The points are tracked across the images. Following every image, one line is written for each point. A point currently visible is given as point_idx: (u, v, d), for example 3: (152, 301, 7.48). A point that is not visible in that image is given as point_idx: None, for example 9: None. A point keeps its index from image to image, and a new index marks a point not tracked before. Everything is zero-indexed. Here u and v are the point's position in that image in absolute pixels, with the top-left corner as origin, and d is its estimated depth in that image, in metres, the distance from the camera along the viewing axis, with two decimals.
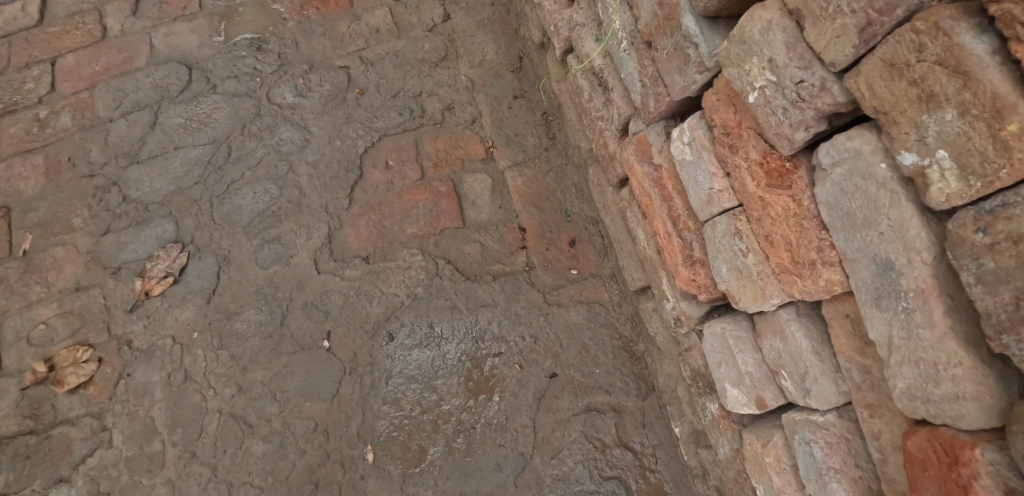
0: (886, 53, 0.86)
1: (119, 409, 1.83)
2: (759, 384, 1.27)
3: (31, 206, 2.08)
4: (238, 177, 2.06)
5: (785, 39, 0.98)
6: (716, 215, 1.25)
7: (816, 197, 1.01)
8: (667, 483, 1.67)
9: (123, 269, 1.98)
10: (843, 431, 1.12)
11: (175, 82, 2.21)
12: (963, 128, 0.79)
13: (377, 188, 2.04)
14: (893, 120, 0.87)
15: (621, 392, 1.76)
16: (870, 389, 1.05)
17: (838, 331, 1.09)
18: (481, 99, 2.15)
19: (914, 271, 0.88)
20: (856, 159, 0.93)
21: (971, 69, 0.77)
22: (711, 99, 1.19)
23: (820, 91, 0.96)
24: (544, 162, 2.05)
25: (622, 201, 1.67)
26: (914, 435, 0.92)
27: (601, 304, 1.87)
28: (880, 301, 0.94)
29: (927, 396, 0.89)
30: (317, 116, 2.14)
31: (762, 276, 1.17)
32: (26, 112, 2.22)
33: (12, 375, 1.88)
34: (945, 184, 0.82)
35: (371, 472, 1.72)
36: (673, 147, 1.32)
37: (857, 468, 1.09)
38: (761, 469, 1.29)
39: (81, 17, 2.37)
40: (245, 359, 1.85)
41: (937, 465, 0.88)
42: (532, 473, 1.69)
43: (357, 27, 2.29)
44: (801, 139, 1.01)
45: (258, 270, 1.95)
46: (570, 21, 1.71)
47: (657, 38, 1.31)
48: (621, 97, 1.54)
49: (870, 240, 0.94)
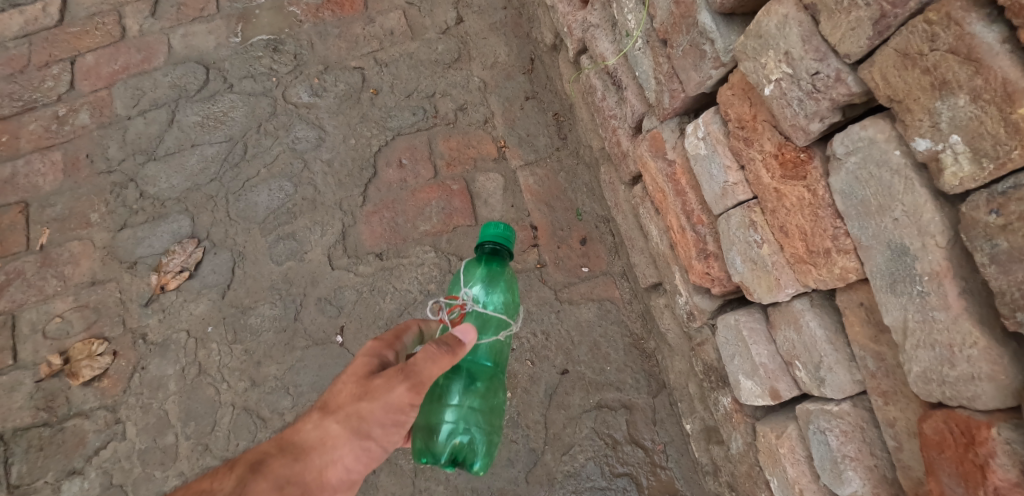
0: (900, 44, 0.88)
1: (133, 402, 1.84)
2: (773, 375, 1.28)
3: (48, 201, 2.11)
4: (253, 174, 2.09)
5: (800, 33, 1.01)
6: (731, 208, 1.28)
7: (831, 186, 1.03)
8: (678, 480, 1.68)
9: (139, 263, 2.00)
10: (858, 419, 1.13)
11: (192, 81, 2.25)
12: (975, 113, 0.82)
13: (390, 187, 2.07)
14: (907, 108, 0.89)
15: (632, 389, 1.78)
16: (885, 376, 1.07)
17: (852, 319, 1.11)
18: (494, 100, 2.18)
19: (929, 255, 0.90)
20: (870, 147, 0.96)
21: (981, 56, 0.80)
22: (726, 94, 1.22)
23: (835, 82, 0.99)
24: (555, 162, 2.08)
25: (635, 198, 1.69)
26: (930, 417, 0.94)
27: (612, 301, 1.89)
28: (895, 286, 0.96)
29: (942, 378, 0.91)
30: (332, 115, 2.17)
31: (777, 266, 1.19)
32: (45, 110, 2.25)
33: (28, 367, 1.90)
34: (959, 167, 0.85)
35: (383, 467, 1.73)
36: (688, 142, 1.35)
37: (871, 456, 1.11)
38: (775, 461, 1.30)
39: (102, 18, 2.41)
40: (259, 353, 1.87)
41: (953, 445, 0.90)
42: (544, 469, 1.70)
43: (371, 29, 2.32)
44: (816, 129, 1.03)
45: (273, 265, 1.97)
46: (584, 23, 1.74)
47: (672, 35, 1.34)
48: (635, 96, 1.57)
49: (884, 226, 0.96)
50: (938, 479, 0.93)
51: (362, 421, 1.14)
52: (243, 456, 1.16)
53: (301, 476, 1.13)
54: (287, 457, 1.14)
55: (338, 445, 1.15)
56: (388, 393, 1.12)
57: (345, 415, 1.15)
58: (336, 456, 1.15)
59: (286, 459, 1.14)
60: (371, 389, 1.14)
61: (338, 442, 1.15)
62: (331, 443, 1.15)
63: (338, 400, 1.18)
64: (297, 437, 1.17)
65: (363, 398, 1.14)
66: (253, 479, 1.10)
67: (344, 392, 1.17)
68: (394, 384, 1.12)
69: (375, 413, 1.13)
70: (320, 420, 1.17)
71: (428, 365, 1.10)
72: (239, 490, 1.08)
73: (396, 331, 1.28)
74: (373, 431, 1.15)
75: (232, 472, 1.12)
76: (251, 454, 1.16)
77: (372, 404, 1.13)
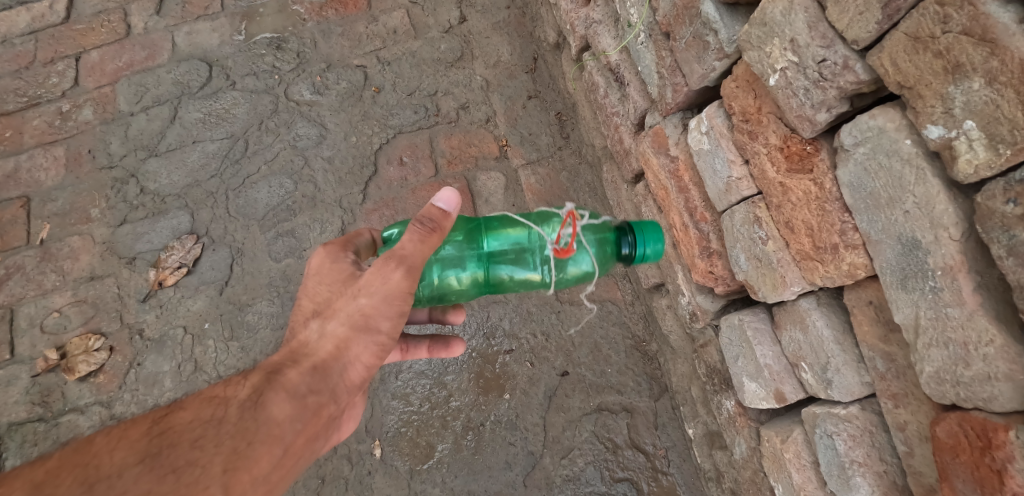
0: (911, 27, 0.85)
1: (128, 398, 1.82)
2: (778, 377, 1.24)
3: (50, 196, 2.10)
4: (253, 171, 2.08)
5: (806, 18, 0.97)
6: (735, 204, 1.24)
7: (838, 179, 1.00)
8: (679, 486, 1.63)
9: (137, 259, 1.99)
10: (867, 423, 1.08)
11: (195, 78, 2.24)
12: (990, 96, 0.78)
13: (390, 185, 2.04)
14: (918, 94, 0.86)
15: (633, 392, 1.73)
16: (895, 378, 1.02)
17: (860, 319, 1.07)
18: (496, 98, 2.16)
19: (942, 249, 0.87)
20: (879, 137, 0.92)
21: (997, 37, 0.76)
22: (730, 86, 1.19)
23: (843, 69, 0.95)
24: (558, 161, 2.05)
25: (637, 197, 1.66)
26: (943, 420, 0.90)
27: (614, 302, 1.85)
28: (906, 282, 0.92)
29: (957, 378, 0.87)
30: (334, 113, 2.15)
31: (782, 263, 1.15)
32: (50, 105, 2.25)
33: (24, 362, 1.88)
34: (974, 154, 0.81)
35: (379, 468, 1.69)
36: (691, 137, 1.32)
37: (881, 461, 1.06)
38: (780, 467, 1.26)
39: (107, 15, 2.40)
40: (255, 351, 1.85)
41: (968, 449, 0.86)
42: (542, 473, 1.66)
43: (374, 28, 2.30)
44: (823, 120, 1.00)
45: (272, 262, 1.95)
46: (587, 19, 1.71)
47: (676, 27, 1.31)
48: (637, 92, 1.55)
49: (895, 220, 0.92)
50: (952, 485, 0.89)
51: (369, 317, 1.08)
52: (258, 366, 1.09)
53: (323, 385, 1.06)
54: (304, 367, 1.07)
55: (352, 346, 1.09)
56: (381, 284, 1.06)
57: (350, 317, 1.09)
58: (353, 359, 1.08)
59: (305, 371, 1.06)
60: (363, 285, 1.08)
61: (355, 346, 1.08)
62: (345, 347, 1.08)
63: (338, 302, 1.12)
64: (306, 349, 1.10)
65: (360, 295, 1.08)
66: (270, 388, 1.02)
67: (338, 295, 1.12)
68: (383, 268, 1.06)
69: (377, 306, 1.07)
70: (325, 328, 1.10)
71: (414, 246, 1.05)
72: (255, 398, 1.00)
73: (348, 237, 1.28)
74: (381, 325, 1.09)
75: (247, 379, 1.04)
76: (267, 365, 1.08)
77: (372, 299, 1.07)
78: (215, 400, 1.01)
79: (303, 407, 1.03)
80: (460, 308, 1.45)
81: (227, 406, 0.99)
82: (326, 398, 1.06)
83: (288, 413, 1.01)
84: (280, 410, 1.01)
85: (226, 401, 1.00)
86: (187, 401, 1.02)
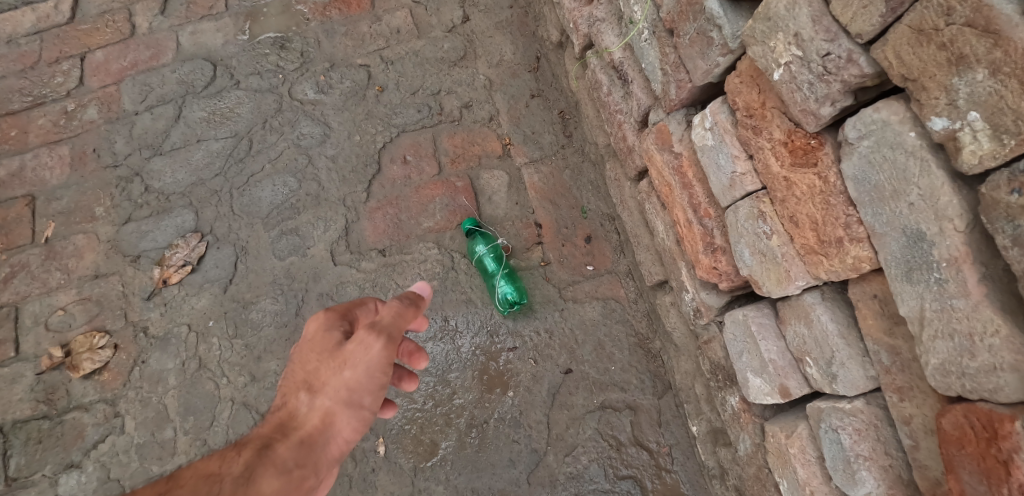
0: (914, 20, 0.86)
1: (132, 396, 1.83)
2: (783, 372, 1.25)
3: (55, 194, 2.11)
4: (257, 170, 2.09)
5: (810, 12, 0.98)
6: (739, 200, 1.24)
7: (843, 173, 1.00)
8: (683, 483, 1.63)
9: (142, 257, 2.00)
10: (872, 417, 1.08)
11: (199, 78, 2.25)
12: (994, 87, 0.79)
13: (394, 183, 2.05)
14: (922, 86, 0.86)
15: (636, 389, 1.73)
16: (900, 371, 1.03)
17: (865, 312, 1.07)
18: (499, 97, 2.17)
19: (947, 241, 0.87)
20: (883, 130, 0.93)
21: (1000, 28, 0.77)
22: (734, 82, 1.19)
23: (847, 63, 0.96)
24: (561, 160, 2.05)
25: (641, 194, 1.66)
26: (949, 412, 0.90)
27: (617, 301, 1.85)
28: (910, 275, 0.93)
29: (962, 370, 0.88)
30: (337, 112, 2.16)
31: (787, 258, 1.15)
32: (54, 105, 2.26)
33: (29, 359, 1.89)
34: (978, 145, 0.81)
35: (382, 465, 1.70)
36: (695, 133, 1.32)
37: (886, 455, 1.06)
38: (784, 462, 1.26)
39: (112, 15, 2.41)
40: (259, 348, 1.85)
41: (974, 441, 0.86)
42: (546, 470, 1.66)
43: (378, 27, 2.30)
44: (828, 114, 1.00)
45: (276, 260, 1.96)
46: (590, 17, 1.72)
47: (680, 24, 1.31)
48: (641, 89, 1.55)
49: (899, 212, 0.93)
50: (958, 476, 0.89)
51: (354, 391, 1.18)
52: (246, 440, 1.16)
53: (309, 459, 1.15)
54: (292, 441, 1.16)
55: (337, 420, 1.19)
56: (365, 355, 1.16)
57: (337, 392, 1.17)
58: (337, 433, 1.18)
59: (293, 445, 1.15)
60: (347, 359, 1.17)
61: (340, 421, 1.19)
62: (332, 422, 1.18)
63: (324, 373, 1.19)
64: (294, 422, 1.18)
65: (345, 369, 1.17)
66: (262, 464, 1.11)
67: (323, 369, 1.18)
68: (371, 344, 1.16)
69: (360, 379, 1.17)
70: (312, 400, 1.19)
71: (391, 318, 1.20)
72: (248, 475, 1.08)
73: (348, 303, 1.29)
74: (364, 400, 1.19)
75: (241, 455, 1.12)
76: (255, 439, 1.16)
77: (356, 374, 1.17)
78: (212, 477, 1.06)
79: (290, 480, 1.12)
80: (415, 378, 1.50)
81: (223, 484, 1.05)
82: (310, 471, 1.15)
83: (276, 487, 1.09)
84: (268, 484, 1.09)
85: (221, 478, 1.06)
86: (183, 477, 1.06)
